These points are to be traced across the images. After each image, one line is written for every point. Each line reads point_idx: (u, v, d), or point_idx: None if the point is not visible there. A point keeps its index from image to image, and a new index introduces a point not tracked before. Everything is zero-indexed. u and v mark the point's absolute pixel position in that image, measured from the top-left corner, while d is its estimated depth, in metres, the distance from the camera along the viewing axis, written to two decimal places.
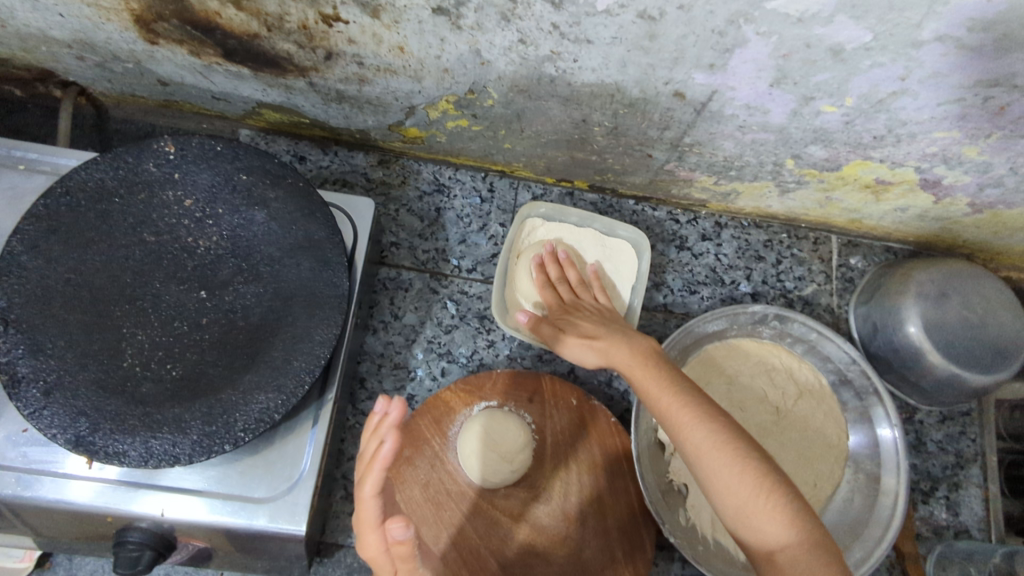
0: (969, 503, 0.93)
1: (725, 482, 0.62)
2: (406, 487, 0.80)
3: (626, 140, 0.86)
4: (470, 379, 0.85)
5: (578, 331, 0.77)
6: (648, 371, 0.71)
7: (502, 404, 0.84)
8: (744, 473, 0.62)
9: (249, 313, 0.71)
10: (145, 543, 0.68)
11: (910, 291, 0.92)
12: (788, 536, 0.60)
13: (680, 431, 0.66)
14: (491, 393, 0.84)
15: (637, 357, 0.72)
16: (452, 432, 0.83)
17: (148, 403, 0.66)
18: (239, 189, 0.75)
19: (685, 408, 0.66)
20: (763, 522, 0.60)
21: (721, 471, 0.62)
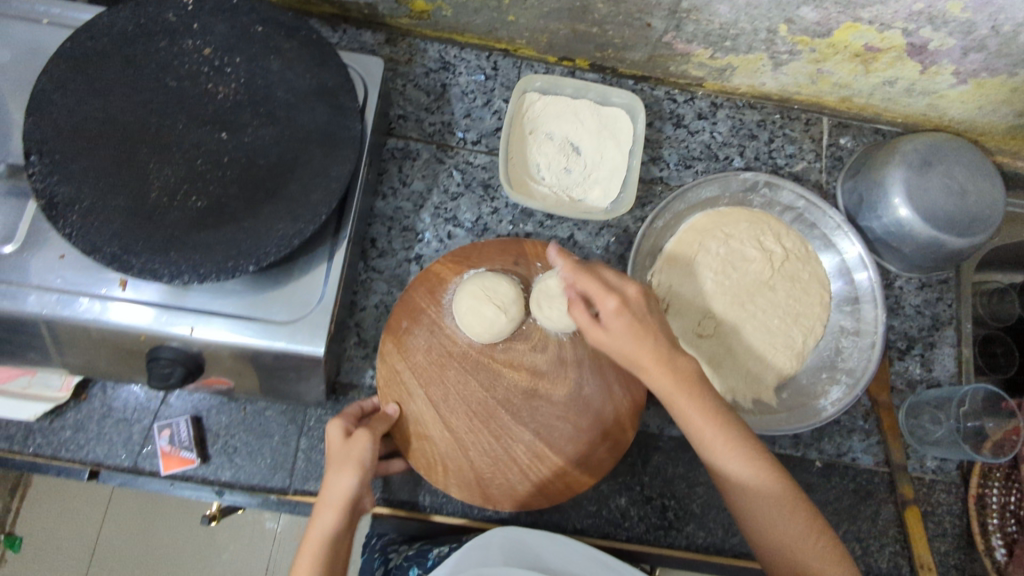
0: (942, 361, 1.00)
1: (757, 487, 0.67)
2: (410, 355, 0.84)
3: (626, 8, 0.89)
4: (458, 251, 0.88)
5: (620, 331, 0.68)
6: (684, 389, 0.68)
7: (492, 269, 0.88)
8: (774, 480, 0.67)
9: (267, 153, 0.76)
10: (176, 358, 0.74)
11: (895, 159, 0.96)
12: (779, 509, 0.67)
13: (711, 441, 0.68)
14: (481, 260, 0.88)
15: (675, 379, 0.68)
16: (446, 300, 0.86)
17: (176, 228, 0.71)
18: (256, 40, 0.79)
19: (713, 418, 0.68)
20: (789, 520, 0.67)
21: (755, 476, 0.67)
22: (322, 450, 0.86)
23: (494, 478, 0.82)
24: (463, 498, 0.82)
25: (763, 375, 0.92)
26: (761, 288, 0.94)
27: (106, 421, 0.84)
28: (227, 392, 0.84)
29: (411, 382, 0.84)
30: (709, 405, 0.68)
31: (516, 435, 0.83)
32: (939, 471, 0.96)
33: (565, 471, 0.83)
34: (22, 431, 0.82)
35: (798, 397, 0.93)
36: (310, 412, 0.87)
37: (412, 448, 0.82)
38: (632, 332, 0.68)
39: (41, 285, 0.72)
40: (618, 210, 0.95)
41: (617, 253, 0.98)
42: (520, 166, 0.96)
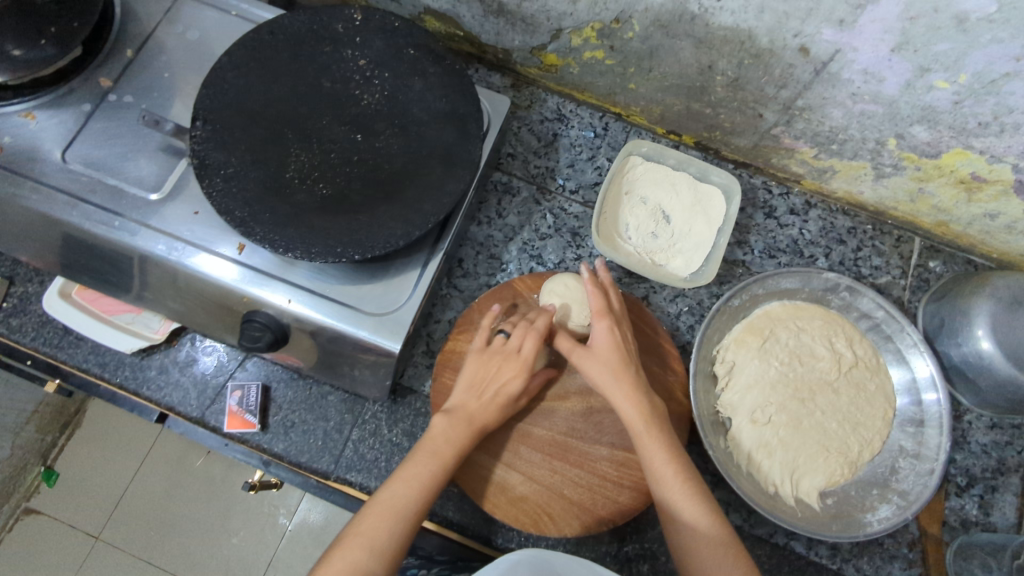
0: (1002, 508, 0.95)
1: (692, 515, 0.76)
2: None
3: (743, 96, 0.94)
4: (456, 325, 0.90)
5: (603, 356, 0.83)
6: (649, 424, 0.80)
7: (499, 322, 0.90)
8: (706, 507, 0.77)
9: (392, 160, 0.83)
10: (268, 324, 0.80)
11: (984, 292, 0.95)
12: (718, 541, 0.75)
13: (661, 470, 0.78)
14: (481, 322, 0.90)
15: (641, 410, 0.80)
16: None
17: (300, 208, 0.78)
18: (405, 61, 0.88)
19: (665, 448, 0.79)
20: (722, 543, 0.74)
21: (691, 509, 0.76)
22: (370, 444, 0.89)
23: (597, 500, 0.83)
24: (587, 532, 0.83)
25: (812, 475, 0.90)
26: (823, 388, 0.94)
27: (186, 371, 0.89)
28: (299, 368, 0.89)
29: (481, 458, 0.84)
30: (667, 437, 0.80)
31: (593, 454, 0.86)
32: None
33: None
34: (114, 361, 0.89)
35: (843, 506, 0.90)
36: (368, 406, 0.90)
37: (515, 512, 0.82)
38: (617, 353, 0.83)
39: (171, 232, 0.80)
40: (696, 283, 0.98)
41: (687, 322, 1.00)
42: (611, 223, 1.00)
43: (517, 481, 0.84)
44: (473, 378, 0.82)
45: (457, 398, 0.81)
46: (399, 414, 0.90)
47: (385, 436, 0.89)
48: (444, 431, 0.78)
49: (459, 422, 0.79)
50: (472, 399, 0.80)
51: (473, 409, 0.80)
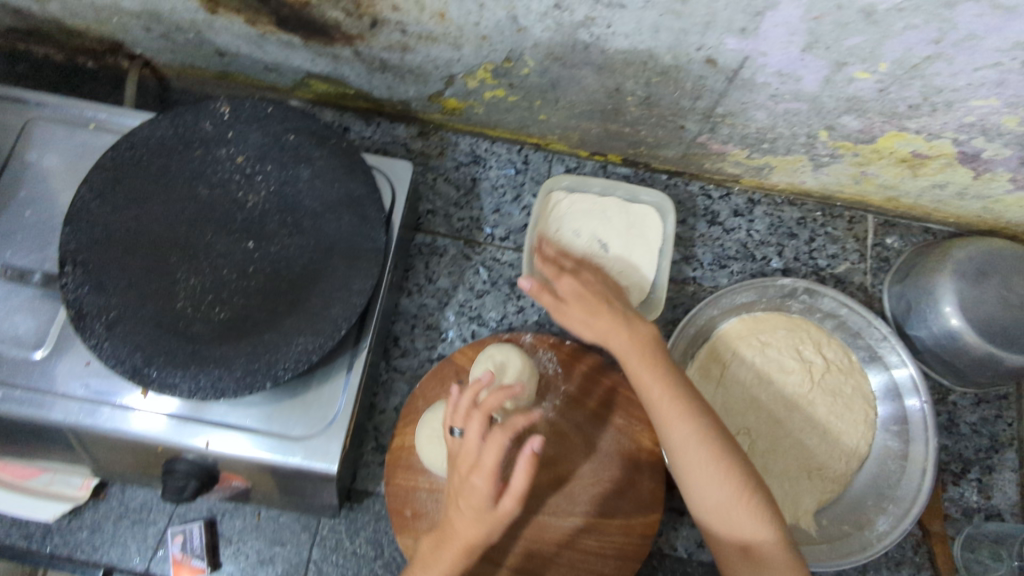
0: (1003, 487, 0.92)
1: (710, 490, 0.71)
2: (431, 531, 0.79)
3: (659, 112, 0.88)
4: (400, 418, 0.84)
5: (582, 302, 0.80)
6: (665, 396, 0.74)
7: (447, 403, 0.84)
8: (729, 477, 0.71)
9: (292, 264, 0.75)
10: (191, 472, 0.73)
11: (947, 268, 0.91)
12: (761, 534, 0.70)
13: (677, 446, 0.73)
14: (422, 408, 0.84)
15: (650, 370, 0.75)
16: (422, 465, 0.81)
17: (198, 340, 0.71)
18: (287, 149, 0.80)
19: (680, 424, 0.72)
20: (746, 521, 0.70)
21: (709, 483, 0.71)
22: (333, 561, 0.83)
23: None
24: None
25: (803, 498, 0.85)
26: (800, 403, 0.89)
27: (120, 522, 0.83)
28: (241, 497, 0.82)
29: None
30: (681, 411, 0.73)
31: (568, 526, 0.80)
32: None
33: (630, 523, 0.81)
34: (41, 529, 0.82)
35: (841, 524, 0.86)
36: (323, 521, 0.84)
37: None
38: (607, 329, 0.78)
39: (65, 393, 0.72)
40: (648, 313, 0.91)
41: None
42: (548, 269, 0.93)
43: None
44: (455, 487, 0.71)
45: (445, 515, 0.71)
46: (358, 524, 0.84)
47: (347, 548, 0.84)
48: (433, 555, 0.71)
49: (447, 543, 0.70)
50: (454, 515, 0.70)
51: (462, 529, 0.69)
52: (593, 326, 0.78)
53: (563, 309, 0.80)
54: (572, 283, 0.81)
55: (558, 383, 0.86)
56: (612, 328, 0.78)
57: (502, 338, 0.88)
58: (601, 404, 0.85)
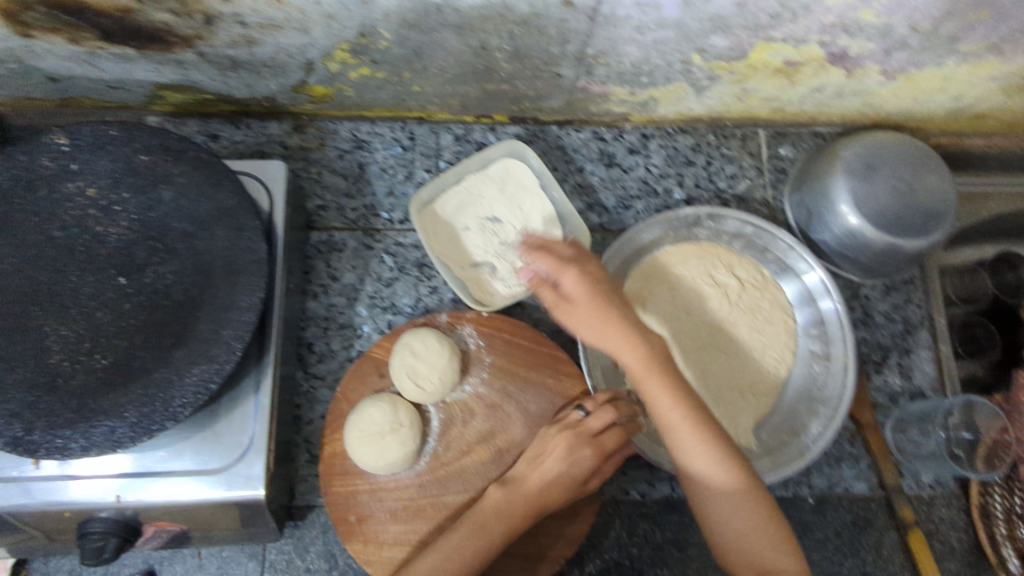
0: (921, 366, 0.96)
1: (726, 510, 0.66)
2: (380, 531, 0.77)
3: (531, 63, 0.85)
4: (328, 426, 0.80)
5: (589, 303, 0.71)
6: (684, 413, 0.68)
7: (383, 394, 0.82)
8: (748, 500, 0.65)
9: (171, 292, 0.70)
10: (107, 530, 0.69)
11: (837, 168, 0.92)
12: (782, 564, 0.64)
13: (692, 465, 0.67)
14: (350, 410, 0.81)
15: (663, 382, 0.68)
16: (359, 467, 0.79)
17: (81, 394, 0.65)
18: (142, 171, 0.74)
19: (698, 442, 0.67)
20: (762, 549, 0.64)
21: (727, 505, 0.65)
22: None
23: (541, 541, 0.78)
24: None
25: (740, 417, 0.86)
26: (721, 326, 0.90)
27: None
28: (175, 542, 0.78)
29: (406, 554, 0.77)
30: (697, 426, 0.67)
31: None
32: (937, 485, 0.92)
33: None
34: None
35: (779, 434, 0.88)
36: (269, 545, 0.81)
37: None
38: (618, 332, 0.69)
39: None
40: (578, 246, 0.90)
41: None
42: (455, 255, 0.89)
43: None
44: (540, 448, 0.77)
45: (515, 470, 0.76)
46: (307, 539, 0.82)
47: (301, 566, 0.81)
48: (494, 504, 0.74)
49: (515, 496, 0.74)
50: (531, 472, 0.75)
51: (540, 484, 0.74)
52: (598, 330, 0.70)
53: (572, 312, 0.71)
54: (579, 282, 0.72)
55: (481, 356, 0.84)
56: (616, 341, 0.69)
57: (417, 323, 0.85)
58: (528, 368, 0.84)
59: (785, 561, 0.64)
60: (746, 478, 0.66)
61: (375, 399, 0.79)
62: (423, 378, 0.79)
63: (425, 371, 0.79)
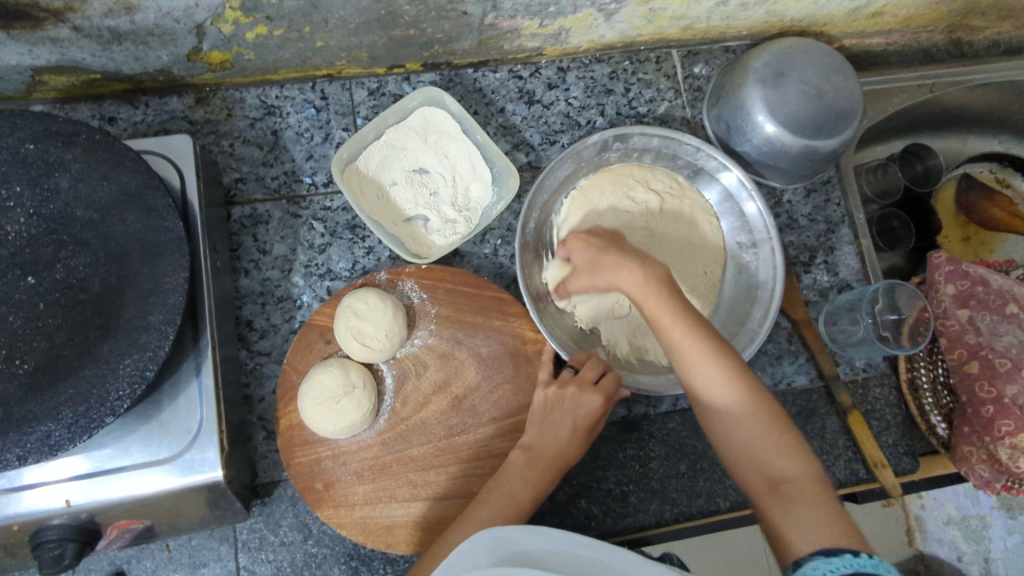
0: (846, 261, 1.02)
1: (741, 422, 0.64)
2: (349, 493, 0.78)
3: (434, 3, 0.82)
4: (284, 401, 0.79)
5: (600, 253, 0.75)
6: (684, 331, 0.67)
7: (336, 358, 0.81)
8: (757, 411, 0.64)
9: (88, 284, 0.67)
10: (64, 536, 0.66)
11: (750, 79, 0.94)
12: (787, 467, 0.61)
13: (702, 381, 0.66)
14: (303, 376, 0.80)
15: (651, 296, 0.69)
16: (318, 436, 0.78)
17: (6, 403, 0.62)
18: (31, 160, 0.69)
19: (708, 358, 0.66)
20: (776, 458, 0.62)
21: (739, 419, 0.65)
22: (264, 559, 0.80)
23: None
24: None
25: None
26: (650, 243, 0.91)
27: None
28: (140, 538, 0.77)
29: (378, 511, 0.78)
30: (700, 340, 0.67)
31: (480, 438, 0.81)
32: (869, 368, 0.99)
33: None
34: None
35: (728, 328, 0.92)
36: (239, 526, 0.81)
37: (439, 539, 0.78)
38: (608, 268, 0.73)
39: None
40: (510, 184, 0.90)
41: (507, 253, 0.94)
42: (387, 213, 0.88)
43: (425, 509, 0.78)
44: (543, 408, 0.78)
45: (532, 435, 0.77)
46: (277, 514, 0.82)
47: (275, 542, 0.81)
48: (517, 472, 0.74)
49: (537, 460, 0.75)
50: (547, 435, 0.76)
51: (556, 445, 0.76)
52: (608, 269, 0.73)
53: (580, 266, 0.76)
54: (581, 248, 0.77)
55: (426, 309, 0.84)
56: (627, 271, 0.71)
57: (355, 285, 0.84)
58: (474, 313, 0.85)
59: (795, 469, 0.61)
60: (755, 391, 0.66)
61: (325, 364, 0.78)
62: (373, 339, 0.78)
63: (372, 330, 0.78)
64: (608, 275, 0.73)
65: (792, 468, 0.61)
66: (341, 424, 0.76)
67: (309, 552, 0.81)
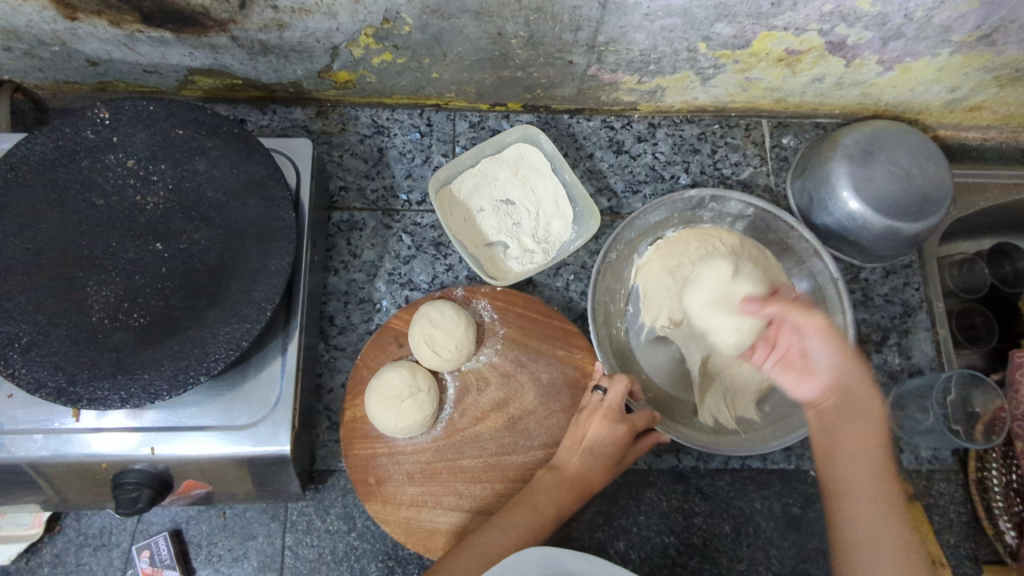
0: (920, 347, 0.99)
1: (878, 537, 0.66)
2: (397, 493, 0.80)
3: (545, 50, 0.90)
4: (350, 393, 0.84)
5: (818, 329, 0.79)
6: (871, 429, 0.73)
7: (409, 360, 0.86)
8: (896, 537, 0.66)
9: (205, 257, 0.75)
10: (142, 481, 0.72)
11: (838, 155, 0.96)
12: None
13: (855, 489, 0.70)
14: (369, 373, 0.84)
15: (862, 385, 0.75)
16: (378, 433, 0.82)
17: (121, 349, 0.69)
18: (178, 144, 0.79)
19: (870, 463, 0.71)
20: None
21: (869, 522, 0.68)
22: (308, 543, 0.84)
23: None
24: None
25: (744, 392, 0.89)
26: None
27: (83, 550, 0.82)
28: (203, 500, 0.82)
29: (422, 515, 0.80)
30: (858, 462, 0.71)
31: (530, 461, 0.83)
32: (935, 461, 0.95)
33: None
34: None
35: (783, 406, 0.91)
36: (291, 506, 0.85)
37: None
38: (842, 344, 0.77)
39: None
40: (589, 224, 0.94)
41: (578, 289, 0.98)
42: (471, 234, 0.93)
43: (466, 521, 0.80)
44: (577, 430, 0.82)
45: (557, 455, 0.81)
46: (327, 502, 0.85)
47: (321, 528, 0.85)
48: (546, 486, 0.79)
49: (563, 479, 0.79)
50: (572, 456, 0.80)
51: (580, 468, 0.80)
52: (838, 350, 0.76)
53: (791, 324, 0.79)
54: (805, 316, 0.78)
55: (496, 328, 0.88)
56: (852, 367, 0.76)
57: (434, 296, 0.89)
58: (540, 340, 0.88)
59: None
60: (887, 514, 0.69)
61: (397, 364, 0.83)
62: (439, 346, 0.82)
63: (444, 339, 0.83)
64: (831, 361, 0.76)
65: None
66: (400, 424, 0.79)
67: (351, 544, 0.84)
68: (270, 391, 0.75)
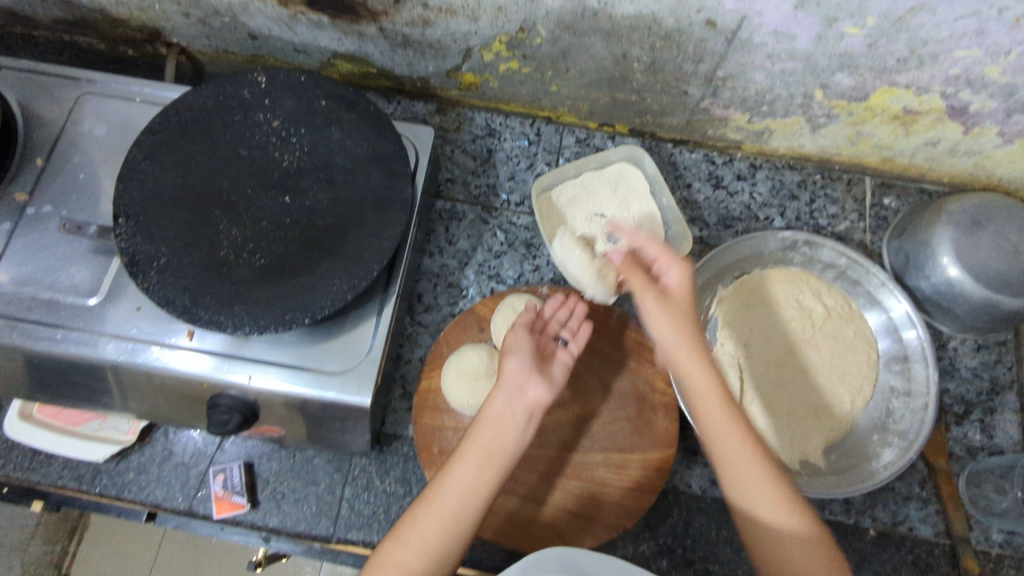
0: (1005, 427, 0.95)
1: (745, 484, 0.70)
2: None
3: (663, 77, 0.94)
4: (429, 366, 0.88)
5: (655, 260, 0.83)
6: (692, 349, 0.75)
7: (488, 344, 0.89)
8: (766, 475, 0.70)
9: (325, 215, 0.82)
10: (235, 406, 0.78)
11: (940, 221, 0.95)
12: (794, 522, 0.68)
13: (712, 432, 0.72)
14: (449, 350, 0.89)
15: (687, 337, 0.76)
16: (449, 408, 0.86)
17: (241, 283, 0.77)
18: (319, 113, 0.87)
19: (712, 403, 0.73)
20: (782, 517, 0.68)
21: (738, 461, 0.71)
22: (365, 499, 0.88)
23: (602, 506, 0.82)
24: (600, 540, 0.82)
25: (811, 436, 0.87)
26: (801, 348, 0.92)
27: (166, 464, 0.89)
28: (278, 439, 0.88)
29: None
30: (722, 405, 0.73)
31: (589, 462, 0.84)
32: (1007, 547, 0.90)
33: (646, 456, 0.84)
34: (91, 471, 0.88)
35: (849, 457, 0.89)
36: (355, 462, 0.89)
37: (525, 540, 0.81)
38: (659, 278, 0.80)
39: (118, 334, 0.79)
40: (679, 248, 0.96)
41: (657, 310, 1.00)
42: (562, 238, 0.97)
43: (520, 507, 0.82)
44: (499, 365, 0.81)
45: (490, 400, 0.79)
46: (388, 464, 0.90)
47: (378, 487, 0.89)
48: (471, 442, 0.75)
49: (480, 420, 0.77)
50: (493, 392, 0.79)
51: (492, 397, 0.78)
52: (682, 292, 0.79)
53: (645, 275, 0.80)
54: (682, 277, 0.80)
55: None
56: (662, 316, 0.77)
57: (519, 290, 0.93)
58: (614, 348, 0.90)
59: (795, 523, 0.68)
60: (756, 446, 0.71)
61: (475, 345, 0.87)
62: None
63: None
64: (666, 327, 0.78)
65: (796, 525, 0.68)
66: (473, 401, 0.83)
67: (403, 508, 0.87)
68: (360, 346, 0.80)
